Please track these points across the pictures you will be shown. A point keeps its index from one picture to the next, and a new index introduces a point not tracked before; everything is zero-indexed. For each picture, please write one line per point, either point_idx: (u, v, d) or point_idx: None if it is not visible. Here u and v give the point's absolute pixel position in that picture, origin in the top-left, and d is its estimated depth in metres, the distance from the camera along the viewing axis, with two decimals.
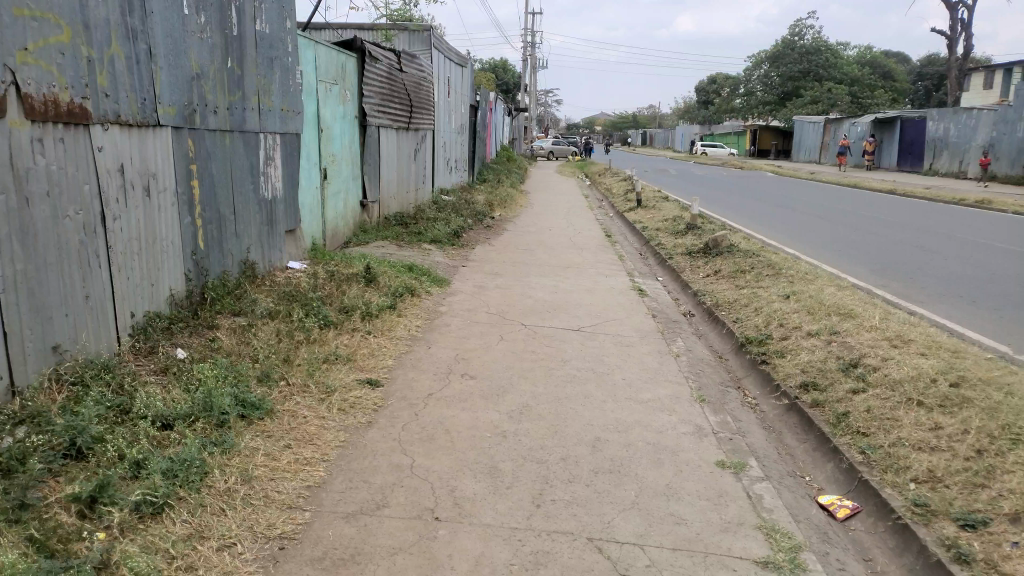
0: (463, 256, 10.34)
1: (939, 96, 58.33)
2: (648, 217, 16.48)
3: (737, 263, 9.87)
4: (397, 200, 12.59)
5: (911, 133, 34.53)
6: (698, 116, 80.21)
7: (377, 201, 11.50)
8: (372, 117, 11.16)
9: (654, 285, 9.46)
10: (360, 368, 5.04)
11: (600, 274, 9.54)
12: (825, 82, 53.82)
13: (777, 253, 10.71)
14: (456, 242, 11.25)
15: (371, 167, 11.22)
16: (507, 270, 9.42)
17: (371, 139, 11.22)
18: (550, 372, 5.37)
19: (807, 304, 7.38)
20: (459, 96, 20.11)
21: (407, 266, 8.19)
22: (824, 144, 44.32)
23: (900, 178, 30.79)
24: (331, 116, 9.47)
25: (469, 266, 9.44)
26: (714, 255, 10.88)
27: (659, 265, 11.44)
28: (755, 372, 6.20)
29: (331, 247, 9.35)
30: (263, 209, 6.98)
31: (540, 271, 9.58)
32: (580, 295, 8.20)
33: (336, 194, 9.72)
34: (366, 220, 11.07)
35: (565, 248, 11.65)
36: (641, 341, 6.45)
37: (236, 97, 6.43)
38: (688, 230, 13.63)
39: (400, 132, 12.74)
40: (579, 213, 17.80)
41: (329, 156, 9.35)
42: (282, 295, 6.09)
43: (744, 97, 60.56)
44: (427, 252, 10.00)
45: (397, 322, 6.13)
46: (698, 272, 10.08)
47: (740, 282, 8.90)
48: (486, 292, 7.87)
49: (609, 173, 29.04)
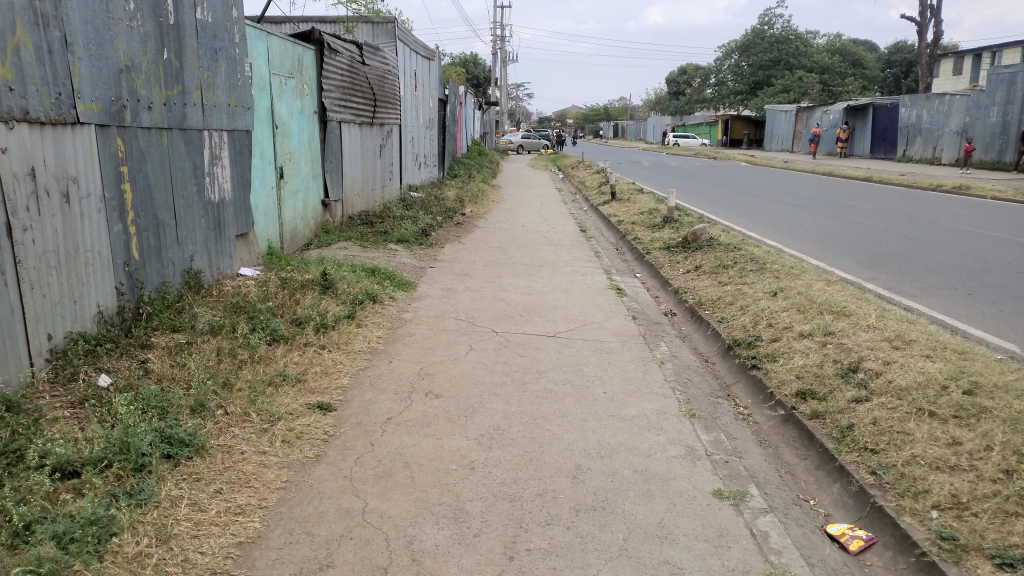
0: (433, 256, 9.83)
1: (907, 83, 58.83)
2: (624, 210, 16.08)
3: (719, 258, 9.48)
4: (362, 199, 12.02)
5: (884, 120, 34.58)
6: (670, 107, 80.22)
7: (340, 201, 10.93)
8: (333, 112, 10.57)
9: (632, 283, 9.04)
10: (312, 391, 4.51)
11: (576, 272, 9.09)
12: (796, 70, 53.97)
13: (760, 246, 10.34)
14: (425, 242, 10.74)
15: (334, 165, 10.64)
16: (478, 271, 8.92)
17: (333, 136, 10.63)
18: (524, 387, 4.90)
19: (796, 301, 6.99)
20: (427, 90, 19.56)
21: (370, 269, 7.65)
22: (796, 133, 44.38)
23: (874, 166, 30.83)
24: (287, 112, 8.86)
25: (438, 268, 8.94)
26: (694, 249, 10.50)
27: (638, 261, 11.02)
28: (746, 380, 5.79)
29: (290, 252, 8.77)
30: (210, 213, 6.33)
31: (513, 270, 9.11)
32: (555, 296, 7.74)
33: (295, 195, 9.13)
34: (328, 221, 10.49)
35: (540, 245, 11.18)
36: (621, 346, 6.01)
37: (174, 92, 5.69)
38: (666, 224, 13.23)
39: (364, 128, 12.16)
40: (554, 207, 17.37)
41: (285, 154, 8.75)
42: (228, 308, 5.50)
43: (715, 87, 60.54)
44: (394, 254, 9.47)
45: (356, 334, 5.61)
46: (678, 268, 9.68)
47: (723, 279, 8.50)
48: (455, 296, 7.38)
49: (583, 165, 28.63)
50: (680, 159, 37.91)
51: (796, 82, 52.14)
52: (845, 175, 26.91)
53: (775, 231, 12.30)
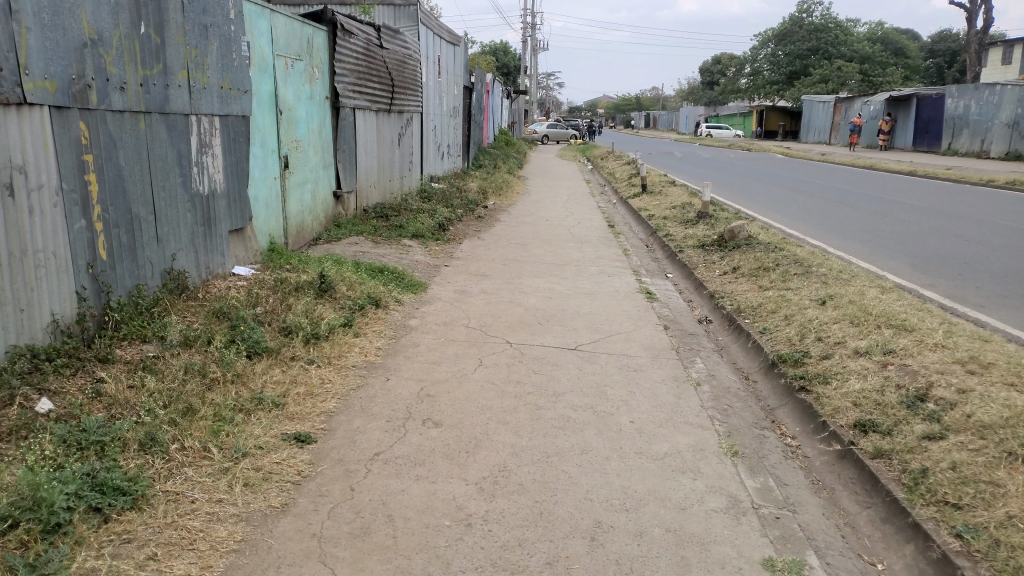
0: (450, 253, 9.20)
1: (951, 74, 56.80)
2: (654, 204, 15.31)
3: (758, 259, 8.71)
4: (378, 191, 11.41)
5: (928, 112, 33.18)
6: (702, 97, 78.68)
7: (353, 193, 10.33)
8: (347, 98, 9.96)
9: (663, 285, 8.33)
10: (292, 418, 3.88)
11: (602, 273, 8.39)
12: (835, 60, 52.31)
13: (804, 246, 9.54)
14: (442, 237, 10.11)
15: (347, 154, 10.04)
16: (496, 270, 8.27)
17: (347, 123, 10.03)
18: (537, 413, 4.24)
19: (848, 312, 6.24)
20: (452, 77, 18.91)
21: (379, 268, 7.08)
22: (834, 125, 42.95)
23: (917, 159, 29.60)
24: (294, 96, 8.25)
25: (453, 266, 8.30)
26: (731, 248, 9.75)
27: (670, 260, 10.27)
28: (794, 404, 5.04)
29: (296, 248, 8.18)
30: (198, 207, 5.74)
31: (535, 269, 8.47)
32: (579, 300, 7.06)
33: (302, 187, 8.53)
34: (339, 215, 9.89)
35: (564, 242, 10.49)
36: (651, 363, 5.32)
37: (154, 72, 5.09)
38: (699, 220, 12.45)
39: (381, 115, 11.54)
40: (581, 201, 16.66)
41: (291, 142, 8.14)
42: (208, 315, 4.92)
43: (750, 77, 58.99)
44: (408, 250, 8.86)
45: (352, 346, 4.99)
46: (714, 270, 8.92)
47: (765, 283, 7.75)
48: (468, 299, 6.74)
49: (612, 157, 27.75)
50: (713, 151, 36.78)
51: (835, 72, 50.50)
52: (888, 169, 25.73)
53: (818, 229, 11.48)
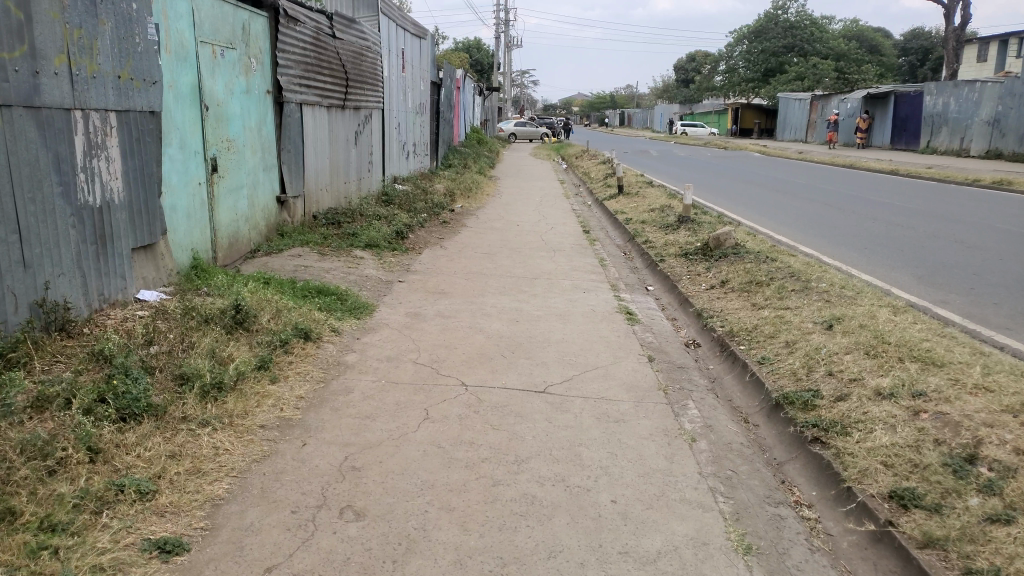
0: (408, 265, 8.22)
1: (924, 71, 56.87)
2: (632, 207, 14.46)
3: (749, 272, 7.86)
4: (330, 195, 10.39)
5: (906, 109, 32.84)
6: (677, 95, 78.33)
7: (300, 197, 9.31)
8: (291, 92, 8.95)
9: (645, 302, 7.45)
10: (161, 514, 2.88)
11: (576, 289, 7.48)
12: (810, 58, 52.00)
13: (797, 256, 8.72)
14: (400, 246, 9.11)
15: (291, 155, 9.02)
16: (457, 286, 7.31)
17: (292, 120, 9.02)
18: (493, 492, 3.30)
19: (864, 343, 5.40)
20: (418, 73, 17.92)
21: (319, 288, 6.08)
22: (810, 123, 42.57)
23: (896, 157, 29.19)
24: (226, 90, 7.20)
25: (407, 282, 7.33)
26: (717, 257, 8.91)
27: (650, 270, 9.39)
28: (806, 459, 4.16)
29: (226, 263, 7.13)
30: (89, 223, 4.67)
31: (502, 284, 7.54)
32: (550, 324, 6.13)
33: (235, 193, 7.48)
34: (282, 222, 8.85)
35: (534, 251, 9.56)
36: (634, 410, 4.41)
37: (18, 55, 4.06)
38: (680, 225, 11.60)
39: (335, 112, 10.54)
40: (555, 203, 15.78)
41: (223, 141, 7.10)
42: (86, 362, 3.89)
43: (725, 74, 58.57)
44: (359, 264, 7.86)
45: (264, 398, 3.99)
46: (699, 283, 8.04)
47: (758, 301, 6.88)
48: (420, 325, 5.79)
49: (588, 156, 26.90)
50: (689, 149, 36.12)
51: (810, 70, 50.17)
52: (868, 168, 25.20)
53: (808, 235, 10.69)
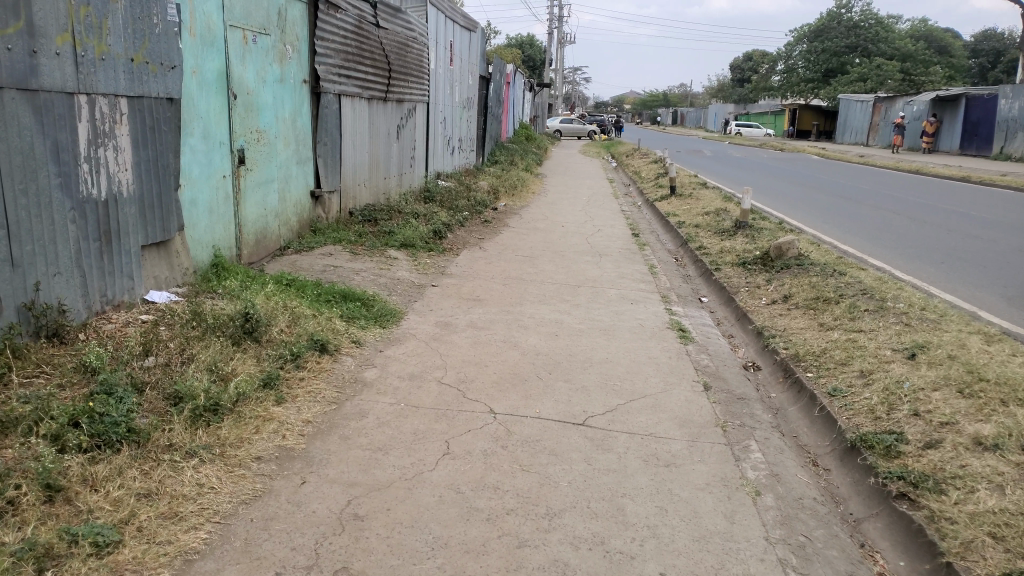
0: (443, 268, 7.73)
1: (994, 73, 54.21)
2: (685, 209, 13.76)
3: (816, 287, 7.15)
4: (369, 191, 9.97)
5: (977, 112, 31.16)
6: (732, 94, 76.52)
7: (336, 192, 8.91)
8: (329, 82, 8.54)
9: (698, 316, 6.82)
10: (120, 572, 2.40)
11: (623, 299, 6.89)
12: (874, 58, 50.02)
13: (867, 271, 7.96)
14: (436, 246, 8.62)
15: (328, 148, 8.62)
16: (493, 293, 6.79)
17: (329, 111, 8.62)
18: (516, 557, 2.76)
19: (955, 380, 4.70)
20: (467, 65, 17.46)
21: (344, 293, 5.63)
22: (872, 125, 40.86)
23: (967, 163, 27.67)
24: (257, 78, 6.79)
25: (440, 287, 6.84)
26: (778, 268, 8.21)
27: (705, 281, 8.71)
28: (886, 515, 3.51)
29: (251, 261, 6.75)
30: (93, 219, 4.27)
31: (543, 292, 7.00)
32: (593, 340, 5.56)
33: (264, 187, 7.10)
34: (315, 218, 8.46)
35: (579, 255, 8.99)
36: (687, 451, 3.81)
37: (14, 32, 3.62)
38: (737, 232, 10.87)
39: (376, 103, 10.12)
40: (603, 203, 15.16)
41: (252, 133, 6.72)
42: (71, 374, 3.47)
43: (783, 74, 56.80)
44: (391, 265, 7.39)
45: (265, 424, 3.52)
46: (758, 297, 7.36)
47: (827, 321, 6.19)
48: (451, 337, 5.29)
49: (638, 154, 26.11)
50: (745, 150, 34.94)
51: (874, 71, 48.19)
52: (936, 174, 23.86)
53: (877, 247, 9.87)
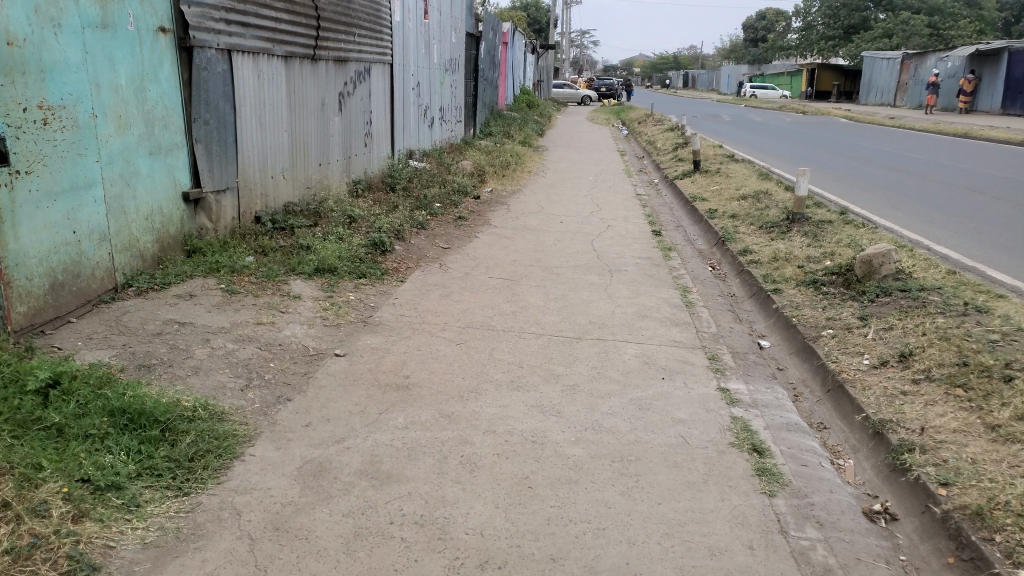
0: (371, 309, 5.07)
1: (1020, 28, 50.02)
2: (714, 193, 11.04)
3: (956, 342, 4.49)
4: (293, 185, 7.28)
5: (1022, 68, 27.88)
6: (746, 53, 72.61)
7: (231, 190, 6.24)
8: (209, 31, 5.74)
9: (771, 396, 4.20)
10: None
11: (649, 369, 4.25)
12: (900, 11, 46.28)
13: (1013, 300, 5.27)
14: (372, 267, 5.94)
15: (209, 128, 5.89)
16: (434, 364, 4.14)
17: (213, 75, 5.87)
18: None
19: None
20: (450, 20, 14.58)
21: (124, 415, 2.97)
22: (900, 85, 37.42)
23: (1015, 124, 24.59)
24: (33, 18, 4.07)
25: (347, 356, 4.19)
26: (876, 291, 5.58)
27: (765, 312, 6.04)
28: None
29: (30, 324, 4.11)
30: None
31: (517, 355, 4.38)
32: (600, 497, 2.94)
33: (69, 195, 4.40)
34: (193, 231, 5.80)
35: (580, 274, 6.31)
36: None
37: None
38: (790, 229, 8.13)
39: (302, 64, 7.33)
40: (614, 183, 12.45)
41: (25, 109, 4.03)
42: None
43: (801, 31, 53.15)
44: (282, 312, 4.74)
45: None
46: (860, 353, 4.72)
47: (1010, 423, 3.59)
48: (317, 511, 2.69)
49: (651, 121, 23.18)
50: (768, 113, 31.93)
51: (899, 25, 44.32)
52: (989, 137, 20.83)
53: (990, 253, 7.17)
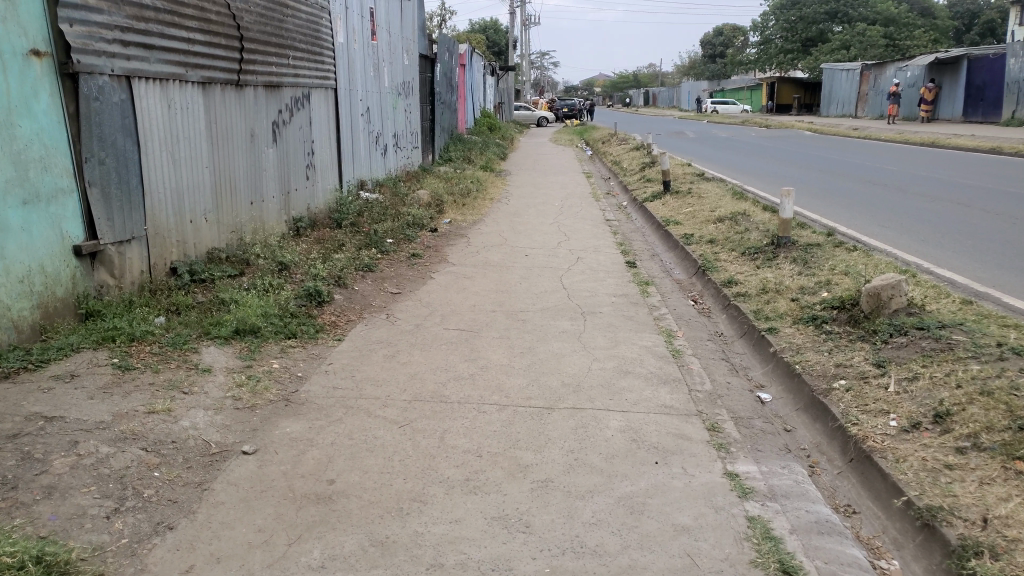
0: (298, 380, 4.17)
1: (968, 37, 51.03)
2: (687, 216, 10.35)
3: (1003, 398, 3.70)
4: (218, 229, 6.31)
5: (982, 75, 28.09)
6: (704, 70, 73.35)
7: (139, 239, 5.23)
8: (100, 54, 4.77)
9: (789, 477, 3.39)
10: None
11: (639, 451, 3.43)
12: (856, 23, 46.84)
13: None
14: (305, 324, 5.02)
15: (107, 168, 4.89)
16: (366, 458, 3.27)
17: (107, 105, 4.88)
18: None
19: None
20: (402, 42, 13.82)
21: None
22: (861, 96, 37.67)
23: (979, 130, 24.60)
24: None
25: (258, 455, 3.28)
26: (890, 330, 4.85)
27: (761, 356, 5.27)
28: None
29: None
30: None
31: (474, 435, 3.53)
32: None
33: None
34: (90, 290, 4.78)
35: (548, 319, 5.49)
36: None
37: None
38: (777, 254, 7.43)
39: (223, 92, 6.43)
40: (583, 208, 11.73)
41: None
42: None
43: (759, 47, 53.61)
44: (184, 393, 3.80)
45: None
46: (885, 414, 3.97)
47: None
48: None
49: (615, 141, 22.62)
50: (731, 129, 31.69)
51: (855, 37, 44.85)
52: (955, 145, 20.63)
53: (997, 274, 6.53)
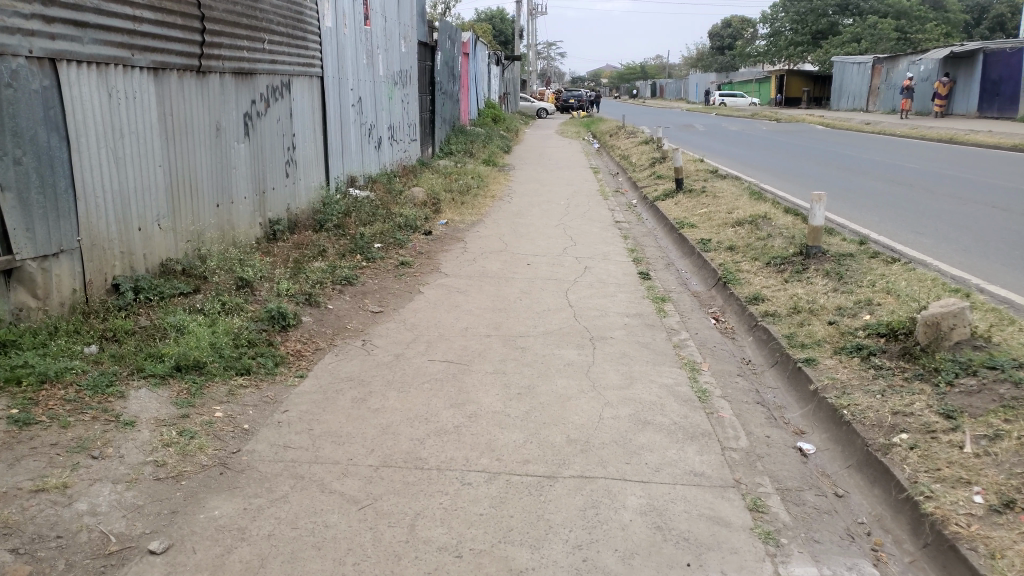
0: (243, 436, 3.41)
1: (981, 30, 49.83)
2: (702, 218, 9.53)
3: None
4: (174, 237, 5.52)
5: (998, 70, 27.10)
6: (711, 62, 72.22)
7: (70, 252, 4.43)
8: (13, 32, 3.96)
9: None
10: None
11: (669, 551, 2.65)
12: (868, 15, 45.73)
13: None
14: (263, 357, 4.25)
15: (24, 168, 4.08)
16: (309, 561, 2.50)
17: (22, 92, 4.07)
18: None
19: None
20: (398, 28, 12.97)
21: None
22: (873, 89, 36.67)
23: (998, 127, 23.61)
24: None
25: (167, 557, 2.49)
26: (952, 368, 3.99)
27: (798, 394, 4.45)
28: None
29: None
30: None
31: (450, 523, 2.74)
32: None
33: None
34: (5, 314, 4.04)
35: (551, 348, 4.69)
36: None
37: None
38: (808, 265, 6.61)
39: (179, 80, 5.63)
40: (589, 209, 10.91)
41: None
42: None
43: (769, 38, 52.53)
44: (92, 458, 2.99)
45: None
46: (965, 485, 3.11)
47: None
48: None
49: (622, 134, 21.78)
50: (741, 123, 30.77)
51: (867, 29, 43.74)
52: (976, 142, 19.76)
53: None
